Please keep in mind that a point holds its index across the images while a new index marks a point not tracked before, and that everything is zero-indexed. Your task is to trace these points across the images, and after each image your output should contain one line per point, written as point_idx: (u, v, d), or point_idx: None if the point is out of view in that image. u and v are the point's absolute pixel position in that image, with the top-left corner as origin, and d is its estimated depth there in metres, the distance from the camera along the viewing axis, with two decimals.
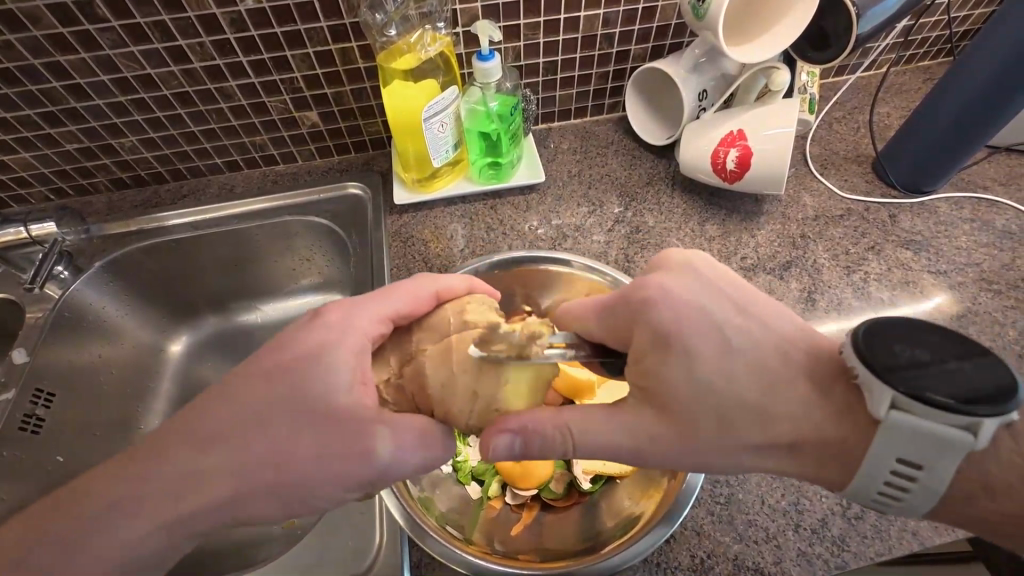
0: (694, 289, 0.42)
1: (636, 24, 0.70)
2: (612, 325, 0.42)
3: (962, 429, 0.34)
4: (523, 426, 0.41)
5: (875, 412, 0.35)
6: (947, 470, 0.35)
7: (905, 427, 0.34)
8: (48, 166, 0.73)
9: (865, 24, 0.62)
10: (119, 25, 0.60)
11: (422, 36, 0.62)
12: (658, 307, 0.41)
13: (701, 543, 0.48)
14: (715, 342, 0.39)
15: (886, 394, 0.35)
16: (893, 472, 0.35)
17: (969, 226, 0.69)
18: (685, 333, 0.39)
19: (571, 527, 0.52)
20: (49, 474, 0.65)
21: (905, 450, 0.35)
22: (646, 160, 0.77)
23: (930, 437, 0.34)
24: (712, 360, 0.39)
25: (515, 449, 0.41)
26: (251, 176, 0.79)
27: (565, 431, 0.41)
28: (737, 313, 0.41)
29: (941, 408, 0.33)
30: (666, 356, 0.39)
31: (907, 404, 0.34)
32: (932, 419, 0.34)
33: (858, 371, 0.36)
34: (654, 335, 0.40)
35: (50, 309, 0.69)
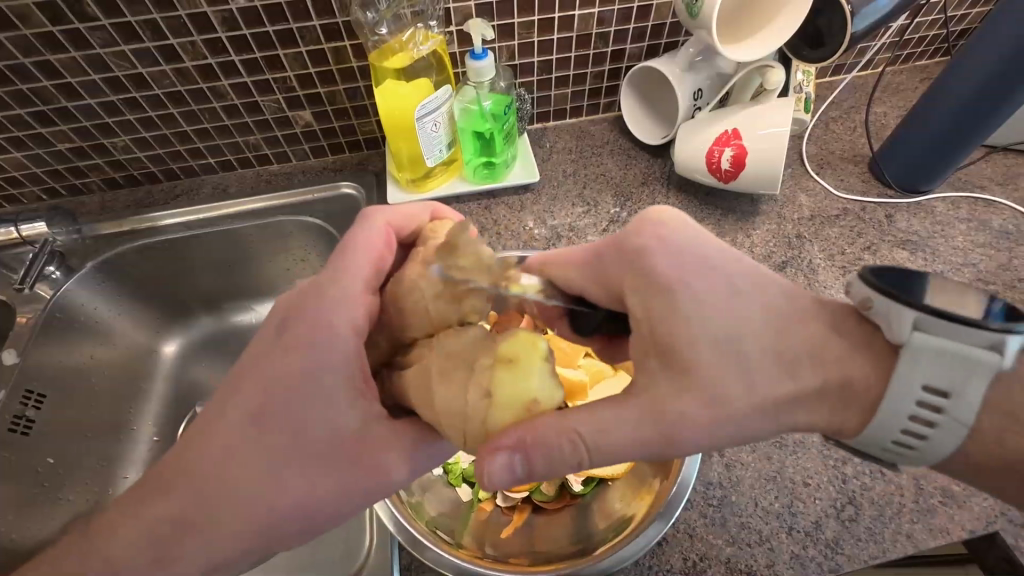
0: (679, 233, 0.42)
1: (630, 24, 0.69)
2: (604, 272, 0.44)
3: (989, 349, 0.33)
4: (524, 438, 0.36)
5: (897, 335, 0.35)
6: (975, 397, 0.34)
7: (929, 346, 0.34)
8: (40, 166, 0.72)
9: (860, 22, 0.61)
10: (109, 24, 0.59)
11: (414, 35, 0.62)
12: (652, 252, 0.41)
13: (694, 545, 0.47)
14: (713, 282, 0.39)
15: (907, 316, 0.34)
16: (918, 402, 0.34)
17: (966, 226, 0.69)
18: (686, 282, 0.39)
19: (563, 528, 0.51)
20: (38, 477, 0.65)
21: (928, 375, 0.34)
22: (641, 160, 0.76)
23: (953, 357, 0.33)
24: (721, 306, 0.38)
25: (516, 470, 0.36)
26: (244, 177, 0.79)
27: (577, 437, 0.37)
28: (738, 268, 0.40)
29: (964, 325, 0.33)
30: (667, 296, 0.39)
31: (930, 324, 0.34)
32: (957, 340, 0.33)
33: (875, 301, 0.36)
34: (649, 278, 0.40)
35: (42, 310, 0.68)
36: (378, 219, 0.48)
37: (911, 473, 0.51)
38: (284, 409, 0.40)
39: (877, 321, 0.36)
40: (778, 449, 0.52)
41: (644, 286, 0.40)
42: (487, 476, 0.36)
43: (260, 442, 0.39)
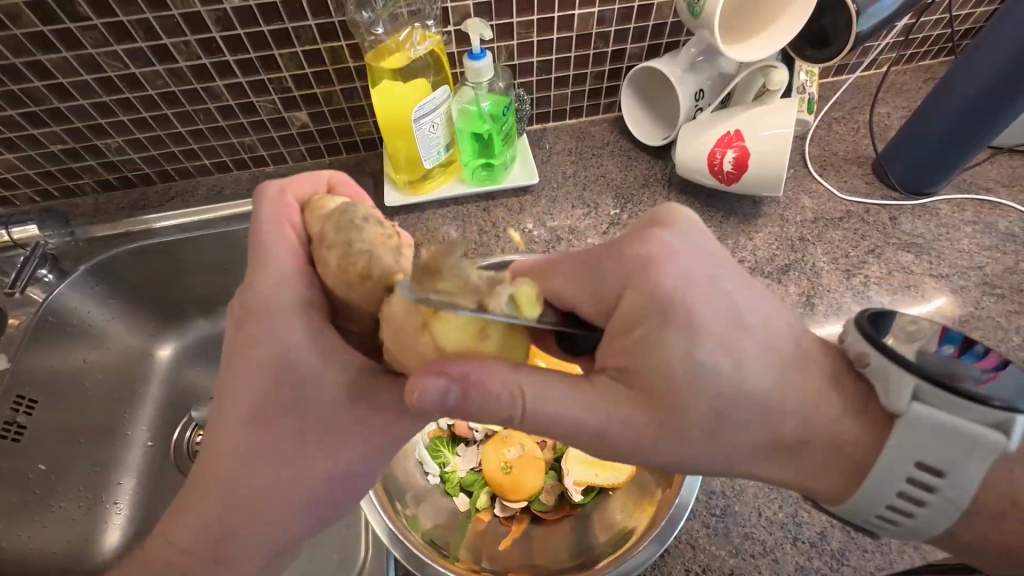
0: (695, 249, 0.38)
1: (630, 23, 0.68)
2: (596, 287, 0.38)
3: (991, 427, 0.33)
4: (466, 373, 0.33)
5: (895, 403, 0.34)
6: (971, 479, 0.33)
7: (928, 420, 0.33)
8: (32, 167, 0.71)
9: (866, 21, 0.60)
10: (101, 24, 0.58)
11: (411, 35, 0.61)
12: (658, 268, 0.36)
13: (696, 557, 0.47)
14: (715, 305, 0.36)
15: (907, 382, 0.34)
16: (910, 478, 0.34)
17: (972, 228, 0.68)
18: (692, 308, 0.35)
19: (562, 539, 0.51)
20: (30, 484, 0.64)
21: (924, 453, 0.33)
22: (642, 161, 0.75)
23: (952, 433, 0.33)
24: (716, 333, 0.35)
25: (450, 400, 0.33)
26: (240, 178, 0.78)
27: (518, 391, 0.34)
28: (732, 275, 0.38)
29: (963, 400, 0.33)
30: (662, 323, 0.35)
31: (930, 395, 0.33)
32: (955, 414, 0.33)
33: (873, 360, 0.35)
34: (646, 300, 0.35)
35: (34, 314, 0.67)
36: (287, 197, 0.44)
37: None
38: (280, 419, 0.38)
39: (874, 383, 0.35)
40: None
41: (640, 315, 0.35)
42: (418, 395, 0.33)
43: (257, 454, 0.38)
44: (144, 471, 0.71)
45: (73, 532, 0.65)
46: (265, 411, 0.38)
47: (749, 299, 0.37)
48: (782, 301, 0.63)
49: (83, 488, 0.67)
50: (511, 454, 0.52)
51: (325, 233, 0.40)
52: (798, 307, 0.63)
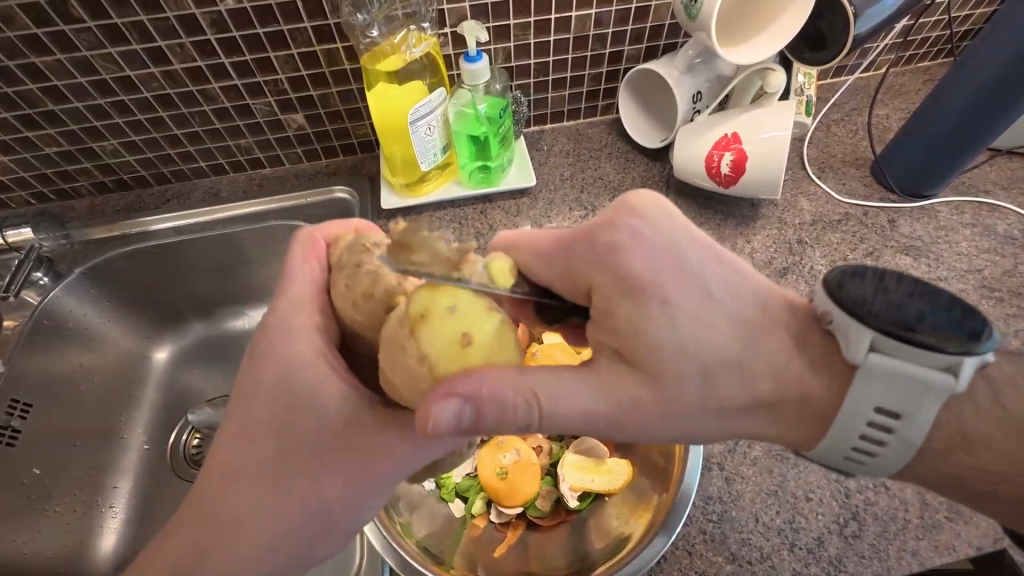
0: (661, 232, 0.37)
1: (628, 24, 0.68)
2: (569, 262, 0.38)
3: (943, 371, 0.33)
4: (478, 392, 0.33)
5: (853, 355, 0.34)
6: (924, 420, 0.33)
7: (885, 368, 0.33)
8: (27, 170, 0.71)
9: (864, 24, 0.60)
10: (95, 26, 0.58)
11: (407, 36, 0.61)
12: (627, 252, 0.36)
13: (693, 562, 0.46)
14: (689, 286, 0.35)
15: (865, 335, 0.33)
16: (869, 423, 0.34)
17: (970, 231, 0.68)
18: (666, 290, 0.35)
19: (559, 545, 0.50)
20: (24, 487, 0.64)
21: (882, 398, 0.33)
22: (640, 163, 0.75)
23: (908, 380, 0.33)
24: (688, 313, 0.35)
25: (465, 419, 0.33)
26: (236, 180, 0.78)
27: (534, 399, 0.34)
28: (709, 259, 0.37)
29: (921, 347, 0.33)
30: (636, 304, 0.35)
31: (885, 344, 0.33)
32: (910, 361, 0.33)
33: (834, 315, 0.35)
34: (623, 279, 0.35)
35: (29, 317, 0.67)
36: (315, 236, 0.46)
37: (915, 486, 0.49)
38: (273, 427, 0.39)
39: (836, 338, 0.35)
40: (779, 462, 0.51)
41: (615, 288, 0.35)
42: (433, 422, 0.32)
43: (256, 463, 0.39)
44: (139, 474, 0.71)
45: (68, 536, 0.65)
46: (261, 419, 0.39)
47: (738, 292, 0.37)
48: None
49: (79, 492, 0.67)
50: (506, 459, 0.51)
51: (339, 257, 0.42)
52: None
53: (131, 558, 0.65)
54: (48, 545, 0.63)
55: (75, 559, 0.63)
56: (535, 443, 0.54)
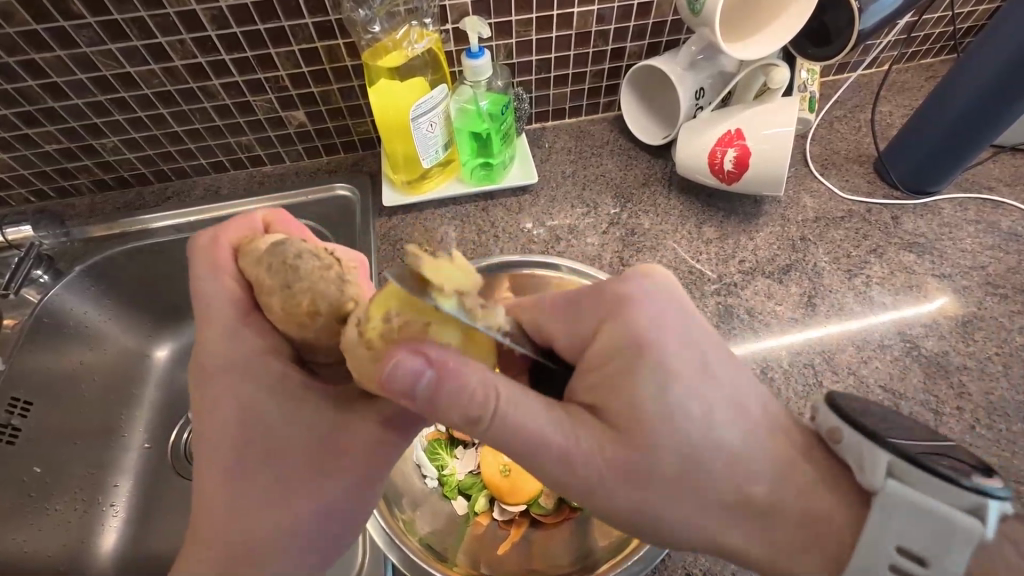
0: (667, 304, 0.40)
1: (630, 21, 0.68)
2: (577, 322, 0.42)
3: (967, 512, 0.32)
4: (443, 361, 0.34)
5: (870, 481, 0.34)
6: (955, 567, 0.32)
7: (904, 497, 0.32)
8: (27, 167, 0.71)
9: (867, 19, 0.60)
10: (95, 22, 0.58)
11: (409, 33, 0.60)
12: (632, 310, 0.39)
13: (697, 560, 0.46)
14: (686, 352, 0.38)
15: (880, 458, 0.34)
16: (892, 564, 0.33)
17: (974, 228, 0.67)
18: (664, 351, 0.37)
19: (562, 543, 0.50)
20: (25, 486, 0.63)
21: (902, 537, 0.32)
22: (641, 160, 0.75)
23: (932, 517, 0.32)
24: (687, 380, 0.37)
25: (421, 384, 0.33)
26: (237, 178, 0.77)
27: (493, 392, 0.34)
28: (708, 336, 0.40)
29: (943, 481, 0.32)
30: (633, 359, 0.37)
31: (903, 471, 0.33)
32: (932, 495, 0.32)
33: (847, 435, 0.36)
34: (621, 338, 0.38)
35: (29, 316, 0.67)
36: (219, 243, 0.44)
37: None
38: (272, 424, 0.39)
39: (847, 460, 0.36)
40: None
41: (614, 349, 0.38)
42: (392, 367, 0.33)
43: (255, 462, 0.38)
44: (140, 473, 0.71)
45: (68, 535, 0.64)
46: (259, 412, 0.38)
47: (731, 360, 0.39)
48: (783, 301, 0.63)
49: (79, 490, 0.67)
50: (508, 457, 0.51)
51: (263, 277, 0.40)
52: (799, 307, 0.62)
53: (131, 557, 0.65)
54: (49, 544, 0.62)
55: (75, 558, 0.63)
56: None
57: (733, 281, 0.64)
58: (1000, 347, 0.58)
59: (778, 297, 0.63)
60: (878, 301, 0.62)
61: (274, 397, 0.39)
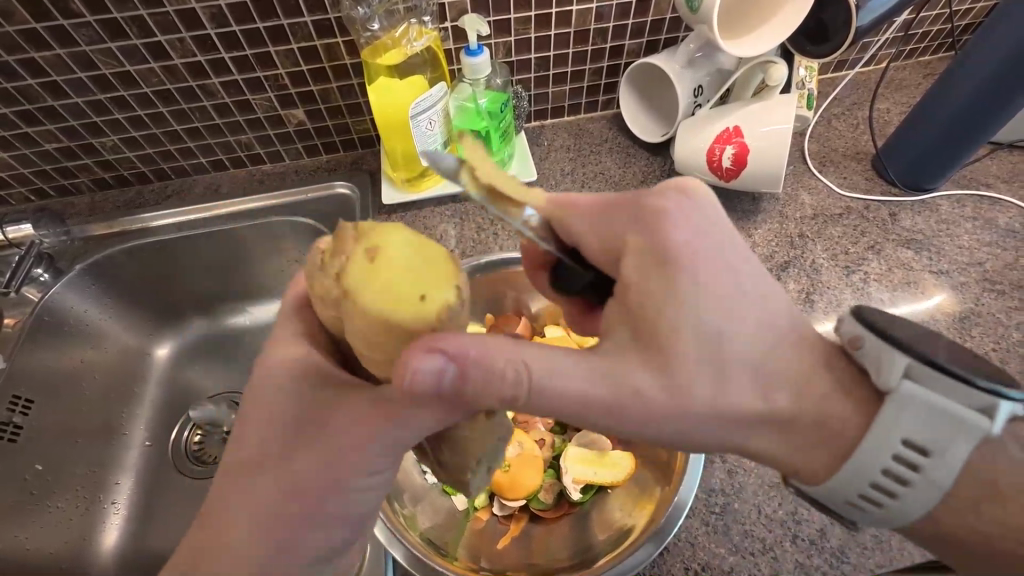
0: (702, 217, 0.37)
1: (629, 19, 0.68)
2: (608, 232, 0.39)
3: (976, 412, 0.33)
4: (467, 353, 0.31)
5: (886, 381, 0.34)
6: (955, 459, 0.33)
7: (921, 398, 0.33)
8: (26, 166, 0.71)
9: (865, 16, 0.60)
10: (94, 20, 0.58)
11: (407, 30, 0.61)
12: (667, 225, 0.36)
13: (696, 555, 0.46)
14: (719, 270, 0.36)
15: (900, 362, 0.34)
16: (894, 457, 0.34)
17: (971, 224, 0.68)
18: (698, 267, 0.35)
19: (562, 536, 0.51)
20: (26, 484, 0.63)
21: (910, 428, 0.33)
22: (640, 158, 0.75)
23: (942, 414, 0.33)
24: (717, 293, 0.35)
25: (444, 380, 0.31)
26: (237, 177, 0.77)
27: (523, 369, 0.33)
28: (745, 255, 0.37)
29: (956, 381, 0.33)
30: (667, 272, 0.35)
31: (920, 372, 0.34)
32: (945, 395, 0.33)
33: (866, 341, 0.36)
34: (656, 250, 0.36)
35: (29, 314, 0.67)
36: None
37: None
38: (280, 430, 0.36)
39: (865, 365, 0.36)
40: None
41: (642, 260, 0.36)
42: (410, 376, 0.30)
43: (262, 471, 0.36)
44: (141, 471, 0.71)
45: (69, 533, 0.64)
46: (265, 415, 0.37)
47: (764, 280, 0.37)
48: None
49: (80, 488, 0.67)
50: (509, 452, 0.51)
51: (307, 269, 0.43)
52: (797, 304, 0.62)
53: (132, 555, 0.65)
54: (51, 542, 0.63)
55: (77, 556, 0.63)
56: (536, 437, 0.55)
57: None
58: (998, 343, 0.59)
59: None
60: (876, 298, 0.63)
61: (286, 399, 0.37)
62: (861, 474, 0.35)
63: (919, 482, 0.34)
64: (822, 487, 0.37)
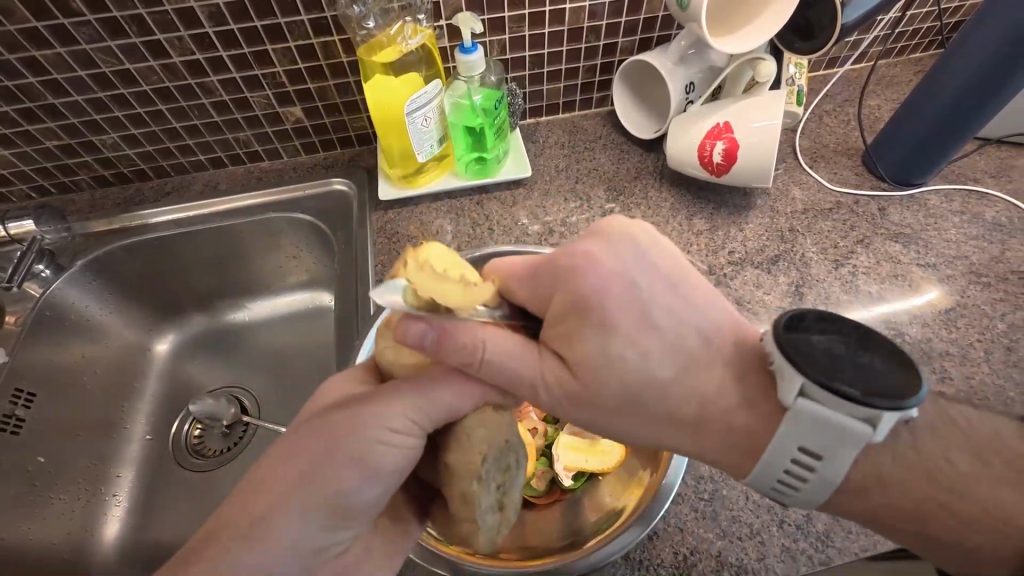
0: (618, 255, 0.40)
1: (622, 16, 0.69)
2: (536, 291, 0.41)
3: (863, 420, 0.34)
4: (444, 323, 0.37)
5: (783, 399, 0.36)
6: (846, 460, 0.35)
7: (808, 414, 0.35)
8: (28, 163, 0.72)
9: (851, 13, 0.61)
10: (94, 19, 0.59)
11: (402, 28, 0.61)
12: (579, 278, 0.38)
13: (684, 539, 0.47)
14: (631, 314, 0.38)
15: (795, 382, 0.35)
16: (792, 460, 0.36)
17: (959, 218, 0.69)
18: (608, 309, 0.38)
19: (555, 521, 0.52)
20: (29, 475, 0.64)
21: (804, 439, 0.35)
22: (634, 154, 0.76)
23: (828, 430, 0.34)
24: (630, 331, 0.38)
25: (426, 343, 0.36)
26: (235, 174, 0.78)
27: (482, 344, 0.38)
28: (664, 288, 0.40)
29: (844, 399, 0.34)
30: (579, 321, 0.38)
31: (814, 392, 0.35)
32: (836, 409, 0.34)
33: (775, 359, 0.37)
34: (570, 300, 0.38)
35: (31, 309, 0.68)
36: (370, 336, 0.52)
37: None
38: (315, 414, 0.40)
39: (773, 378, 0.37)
40: None
41: (565, 310, 0.38)
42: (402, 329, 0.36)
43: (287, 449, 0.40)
44: (141, 464, 0.72)
45: (72, 524, 0.65)
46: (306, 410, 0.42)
47: (685, 309, 0.40)
48: (771, 291, 0.64)
49: (82, 480, 0.68)
50: None
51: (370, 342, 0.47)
52: (788, 296, 0.63)
53: (133, 546, 0.66)
54: (54, 533, 0.64)
55: (79, 547, 0.64)
56: (530, 425, 0.56)
57: (723, 272, 0.65)
58: (983, 334, 0.60)
59: (766, 288, 0.64)
60: (865, 291, 0.64)
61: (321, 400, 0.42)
62: (767, 471, 0.37)
63: (815, 480, 0.35)
64: (745, 481, 0.39)
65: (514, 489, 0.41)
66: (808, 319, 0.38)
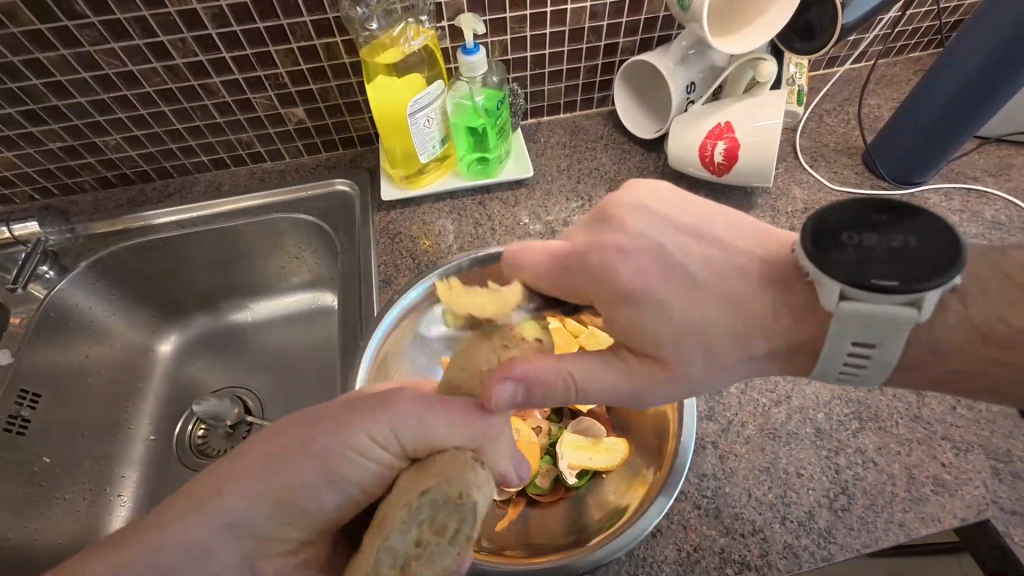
0: (640, 242, 0.41)
1: (623, 17, 0.69)
2: (568, 277, 0.42)
3: (906, 306, 0.35)
4: (525, 372, 0.40)
5: (826, 304, 0.37)
6: (898, 344, 0.36)
7: (857, 313, 0.36)
8: (30, 165, 0.72)
9: (850, 14, 0.61)
10: (97, 21, 0.59)
11: (405, 30, 0.62)
12: (610, 265, 0.40)
13: (688, 536, 0.48)
14: (678, 290, 0.39)
15: (834, 287, 0.36)
16: (848, 353, 0.37)
17: (958, 217, 0.69)
18: (656, 289, 0.39)
19: (559, 520, 0.52)
20: (35, 476, 0.64)
21: (854, 334, 0.37)
22: (635, 154, 0.76)
23: (876, 319, 0.36)
24: (684, 306, 0.39)
25: (518, 397, 0.40)
26: (237, 175, 0.78)
27: (568, 375, 0.40)
28: (692, 251, 0.41)
29: (889, 293, 0.35)
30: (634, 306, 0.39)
31: (857, 292, 0.35)
32: (880, 303, 0.35)
33: (809, 269, 0.37)
34: (613, 288, 0.40)
35: (36, 310, 0.69)
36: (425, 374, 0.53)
37: (902, 462, 0.51)
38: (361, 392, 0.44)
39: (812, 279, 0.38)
40: (771, 441, 0.53)
41: (612, 295, 0.40)
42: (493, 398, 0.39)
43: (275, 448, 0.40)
44: (146, 464, 0.72)
45: (78, 523, 0.65)
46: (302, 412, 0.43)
47: (722, 260, 0.41)
48: None
49: (87, 480, 0.68)
50: None
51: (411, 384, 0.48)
52: None
53: None
54: (58, 533, 0.64)
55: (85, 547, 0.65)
56: (535, 424, 0.57)
57: None
58: None
59: None
60: None
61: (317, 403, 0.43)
62: (827, 367, 0.39)
63: (872, 363, 0.38)
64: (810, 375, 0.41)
65: (432, 562, 0.37)
66: (825, 211, 0.38)
